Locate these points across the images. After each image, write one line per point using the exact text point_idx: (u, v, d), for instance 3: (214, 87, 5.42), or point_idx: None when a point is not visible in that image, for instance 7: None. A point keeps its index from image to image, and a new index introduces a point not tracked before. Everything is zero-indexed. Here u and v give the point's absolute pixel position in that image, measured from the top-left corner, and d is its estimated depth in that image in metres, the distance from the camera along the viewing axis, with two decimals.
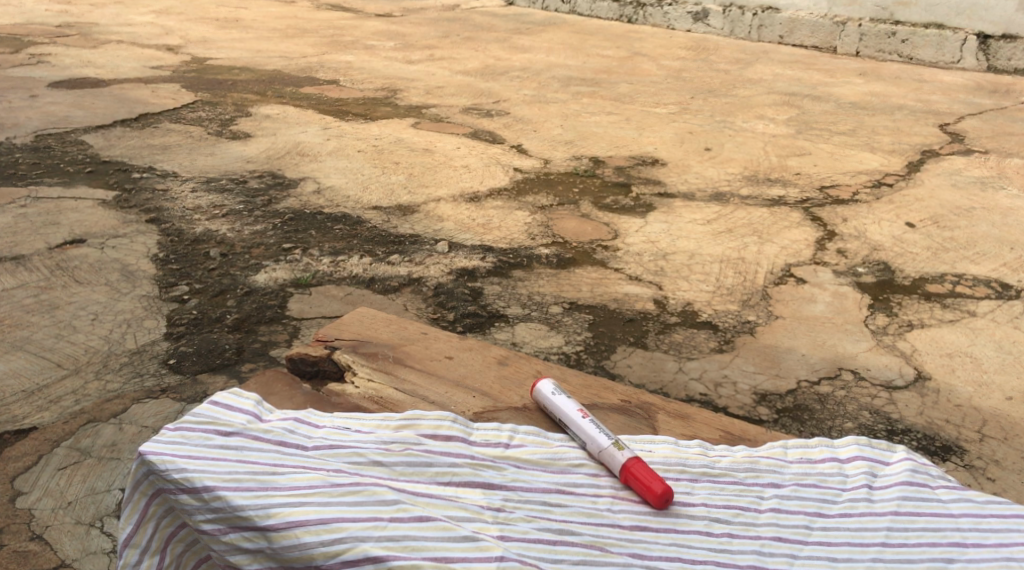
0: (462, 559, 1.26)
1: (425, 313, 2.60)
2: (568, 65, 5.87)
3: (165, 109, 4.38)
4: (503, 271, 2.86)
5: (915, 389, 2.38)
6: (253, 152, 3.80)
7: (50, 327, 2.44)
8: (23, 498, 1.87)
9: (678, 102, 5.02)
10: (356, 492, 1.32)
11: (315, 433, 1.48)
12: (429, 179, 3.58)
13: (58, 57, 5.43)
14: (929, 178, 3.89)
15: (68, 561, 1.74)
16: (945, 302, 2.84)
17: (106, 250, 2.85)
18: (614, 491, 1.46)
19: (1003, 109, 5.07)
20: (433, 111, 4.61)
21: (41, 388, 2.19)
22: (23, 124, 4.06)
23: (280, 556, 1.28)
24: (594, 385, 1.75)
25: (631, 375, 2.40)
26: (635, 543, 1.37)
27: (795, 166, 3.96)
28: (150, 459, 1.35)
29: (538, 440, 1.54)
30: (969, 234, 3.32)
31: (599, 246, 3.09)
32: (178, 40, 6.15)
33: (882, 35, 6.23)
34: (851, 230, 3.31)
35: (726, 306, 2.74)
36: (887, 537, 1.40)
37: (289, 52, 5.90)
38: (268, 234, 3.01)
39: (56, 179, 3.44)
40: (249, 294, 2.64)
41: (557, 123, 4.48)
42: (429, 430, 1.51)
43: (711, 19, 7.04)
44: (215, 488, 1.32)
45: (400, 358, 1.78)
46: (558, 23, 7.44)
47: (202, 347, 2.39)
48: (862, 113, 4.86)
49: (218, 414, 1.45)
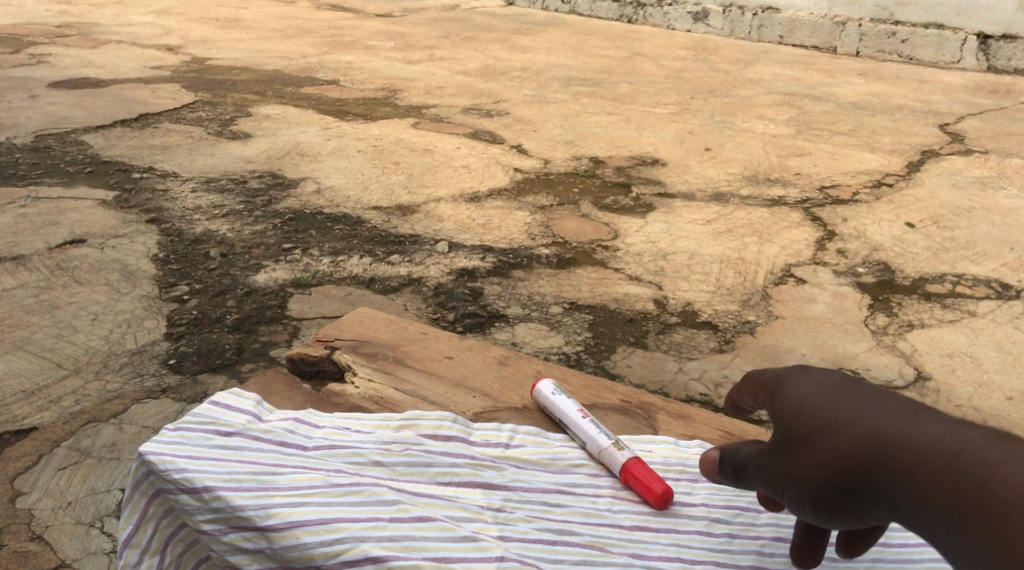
0: (462, 559, 1.26)
1: (425, 313, 2.60)
2: (568, 65, 5.87)
3: (165, 109, 4.38)
4: (503, 271, 2.86)
5: (915, 389, 2.38)
6: (253, 152, 3.80)
7: (50, 327, 2.44)
8: (23, 498, 1.87)
9: (677, 102, 5.02)
10: (357, 492, 1.32)
11: (315, 433, 1.49)
12: (429, 179, 3.58)
13: (58, 57, 5.44)
14: (929, 178, 3.89)
15: (68, 561, 1.74)
16: (945, 302, 2.84)
17: (106, 250, 2.86)
18: (615, 491, 1.46)
19: (1003, 109, 5.07)
20: (434, 111, 4.62)
21: (41, 388, 2.19)
22: (23, 124, 4.06)
23: (280, 556, 1.27)
24: (594, 385, 1.75)
25: (631, 375, 2.40)
26: (635, 543, 1.37)
27: (795, 166, 3.96)
28: (150, 459, 1.34)
29: (538, 441, 1.55)
30: (969, 234, 3.32)
31: (599, 246, 3.09)
32: (178, 40, 6.16)
33: (882, 35, 6.23)
34: (851, 230, 3.31)
35: (726, 306, 2.74)
36: (887, 538, 1.40)
37: (289, 52, 5.90)
38: (268, 234, 3.01)
39: (57, 179, 3.44)
40: (249, 294, 2.64)
41: (557, 123, 4.48)
42: (430, 431, 1.51)
43: (710, 19, 7.05)
44: (215, 488, 1.31)
45: (400, 358, 1.78)
46: (558, 23, 7.44)
47: (202, 346, 2.39)
48: (862, 113, 4.87)
49: (218, 414, 1.46)
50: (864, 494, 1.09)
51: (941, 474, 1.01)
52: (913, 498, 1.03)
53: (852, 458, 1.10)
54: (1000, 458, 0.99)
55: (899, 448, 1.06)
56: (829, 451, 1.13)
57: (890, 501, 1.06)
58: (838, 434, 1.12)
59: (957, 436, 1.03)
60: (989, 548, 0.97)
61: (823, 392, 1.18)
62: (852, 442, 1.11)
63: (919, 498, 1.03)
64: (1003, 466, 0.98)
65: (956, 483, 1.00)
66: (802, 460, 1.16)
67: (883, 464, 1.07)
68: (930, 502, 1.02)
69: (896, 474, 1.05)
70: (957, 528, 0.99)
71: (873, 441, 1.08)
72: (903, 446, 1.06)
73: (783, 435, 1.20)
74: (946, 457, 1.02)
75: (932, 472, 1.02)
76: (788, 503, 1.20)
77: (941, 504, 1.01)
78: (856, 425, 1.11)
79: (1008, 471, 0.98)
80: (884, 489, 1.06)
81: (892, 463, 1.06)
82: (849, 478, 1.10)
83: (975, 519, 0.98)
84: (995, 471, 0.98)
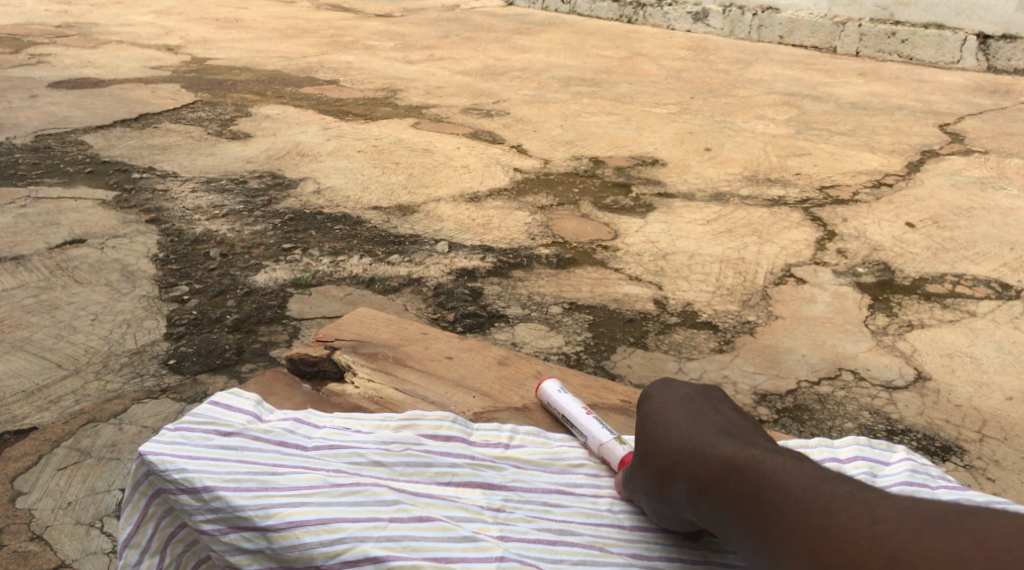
0: (462, 559, 1.26)
1: (425, 313, 2.60)
2: (569, 65, 5.87)
3: (165, 109, 4.38)
4: (502, 271, 2.86)
5: (915, 389, 2.38)
6: (253, 152, 3.80)
7: (50, 327, 2.44)
8: (23, 498, 1.87)
9: (677, 102, 5.02)
10: (356, 492, 1.32)
11: (315, 433, 1.49)
12: (429, 179, 3.58)
13: (58, 57, 5.44)
14: (929, 178, 3.89)
15: (68, 562, 1.74)
16: (945, 301, 2.84)
17: (106, 250, 2.86)
18: (614, 491, 1.46)
19: (1003, 109, 5.07)
20: (434, 111, 4.62)
21: (41, 388, 2.19)
22: (23, 124, 4.06)
23: (280, 556, 1.27)
24: (594, 386, 1.75)
25: (631, 375, 2.40)
26: (636, 543, 1.37)
27: (795, 166, 3.96)
28: (150, 459, 1.34)
29: (537, 441, 1.55)
30: (969, 234, 3.32)
31: (599, 246, 3.09)
32: (178, 40, 6.16)
33: (882, 35, 6.24)
34: (850, 230, 3.31)
35: (726, 306, 2.74)
36: None
37: (289, 52, 5.90)
38: (268, 234, 3.01)
39: (56, 179, 3.44)
40: (249, 294, 2.64)
41: (557, 123, 4.48)
42: (430, 431, 1.52)
43: (710, 19, 7.05)
44: (215, 488, 1.31)
45: (400, 358, 1.78)
46: (558, 23, 7.44)
47: (202, 346, 2.39)
48: (862, 113, 4.87)
49: (218, 414, 1.46)
50: (680, 506, 1.30)
51: (733, 486, 1.22)
52: (713, 507, 1.24)
53: (673, 472, 1.30)
54: (785, 477, 1.19)
55: (705, 464, 1.26)
56: (658, 465, 1.33)
57: (698, 508, 1.26)
58: (664, 450, 1.33)
59: (755, 457, 1.23)
60: (765, 548, 1.17)
61: (666, 415, 1.39)
62: (673, 457, 1.31)
63: (718, 507, 1.23)
64: (785, 482, 1.18)
65: (744, 494, 1.20)
66: (642, 468, 1.38)
67: (693, 477, 1.27)
68: (727, 508, 1.22)
69: (699, 486, 1.26)
70: (745, 532, 1.19)
71: (689, 458, 1.29)
72: (706, 463, 1.26)
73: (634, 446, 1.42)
74: (739, 472, 1.22)
75: (727, 483, 1.23)
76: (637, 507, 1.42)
77: (733, 511, 1.21)
78: (678, 443, 1.32)
79: (790, 485, 1.18)
80: (693, 499, 1.27)
81: (699, 476, 1.26)
82: (671, 488, 1.31)
83: (757, 524, 1.18)
84: (777, 485, 1.18)
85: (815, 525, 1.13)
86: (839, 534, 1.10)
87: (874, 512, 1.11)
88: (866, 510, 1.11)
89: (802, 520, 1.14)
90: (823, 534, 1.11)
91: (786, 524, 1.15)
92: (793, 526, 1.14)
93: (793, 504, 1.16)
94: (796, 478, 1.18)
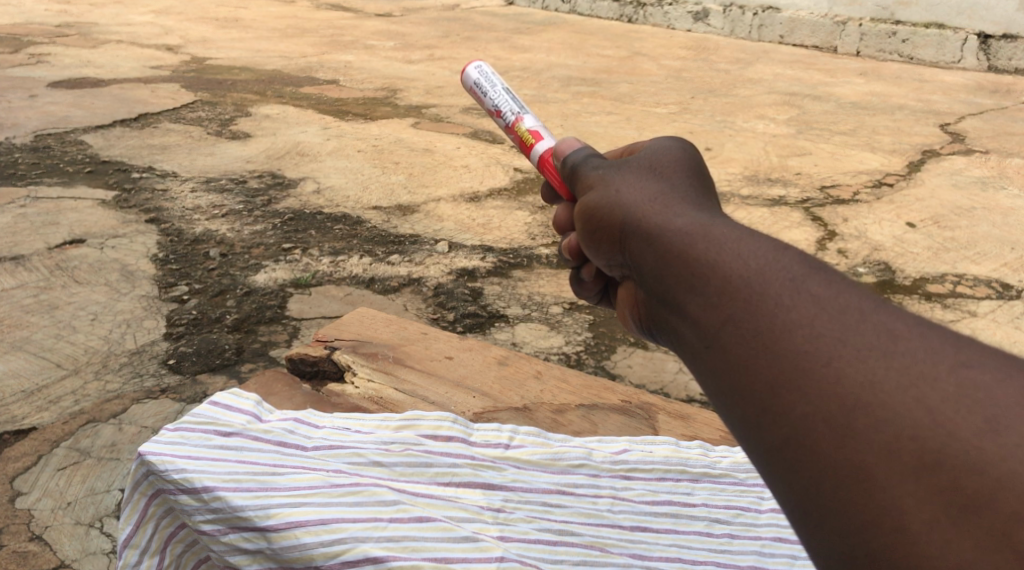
0: (462, 560, 1.25)
1: (425, 313, 2.59)
2: (569, 65, 5.85)
3: (165, 109, 4.37)
4: (502, 271, 2.86)
5: None
6: (253, 152, 3.79)
7: (50, 327, 2.43)
8: (23, 498, 1.86)
9: (678, 102, 5.00)
10: (356, 492, 1.32)
11: (314, 433, 1.49)
12: (429, 179, 3.58)
13: (58, 57, 5.43)
14: (929, 178, 3.89)
15: (68, 562, 1.73)
16: (945, 302, 2.84)
17: (106, 250, 2.85)
18: (614, 492, 1.47)
19: (1004, 108, 5.05)
20: (433, 111, 4.61)
21: (40, 388, 2.18)
22: (23, 124, 4.05)
23: (280, 556, 1.26)
24: (595, 385, 1.75)
25: (631, 375, 2.40)
26: (635, 544, 1.38)
27: (795, 166, 3.96)
28: (149, 459, 1.33)
29: (538, 441, 1.55)
30: (969, 234, 3.32)
31: None
32: (178, 40, 6.15)
33: (883, 34, 6.23)
34: (851, 230, 3.31)
35: None
36: None
37: (289, 52, 5.89)
38: (268, 234, 3.00)
39: (56, 179, 3.43)
40: (248, 294, 2.64)
41: (557, 123, 4.47)
42: (429, 431, 1.52)
43: (710, 19, 7.04)
44: (215, 488, 1.29)
45: (400, 358, 1.77)
46: (558, 23, 7.42)
47: (202, 346, 2.38)
48: (862, 113, 4.86)
49: (217, 414, 1.45)
50: (661, 270, 0.96)
51: (744, 262, 0.88)
52: (692, 276, 0.92)
53: (655, 225, 1.00)
54: (830, 276, 0.85)
55: (720, 231, 0.93)
56: (632, 215, 1.04)
57: (667, 276, 0.95)
58: (655, 201, 1.04)
59: (785, 244, 0.91)
60: (755, 355, 0.84)
61: (676, 179, 1.09)
62: (662, 213, 1.01)
63: (698, 278, 0.91)
64: (830, 286, 0.84)
65: (758, 280, 0.86)
66: (627, 225, 1.05)
67: (681, 235, 0.96)
68: (715, 281, 0.89)
69: (688, 253, 0.93)
70: (728, 324, 0.87)
71: (689, 217, 0.98)
72: (723, 229, 0.94)
73: (618, 202, 1.08)
74: (763, 249, 0.89)
75: (735, 254, 0.89)
76: (609, 255, 1.11)
77: (720, 290, 0.88)
78: (679, 210, 1.01)
79: (836, 290, 0.84)
80: (680, 264, 0.94)
81: (692, 235, 0.95)
82: (636, 241, 1.02)
83: (760, 322, 0.84)
84: (819, 283, 0.84)
85: (863, 349, 0.79)
86: (901, 365, 0.77)
87: (966, 352, 0.78)
88: (952, 346, 0.78)
89: (847, 340, 0.80)
90: (875, 366, 0.78)
91: (812, 336, 0.81)
92: (824, 343, 0.80)
93: (838, 315, 0.82)
94: (846, 284, 0.85)
